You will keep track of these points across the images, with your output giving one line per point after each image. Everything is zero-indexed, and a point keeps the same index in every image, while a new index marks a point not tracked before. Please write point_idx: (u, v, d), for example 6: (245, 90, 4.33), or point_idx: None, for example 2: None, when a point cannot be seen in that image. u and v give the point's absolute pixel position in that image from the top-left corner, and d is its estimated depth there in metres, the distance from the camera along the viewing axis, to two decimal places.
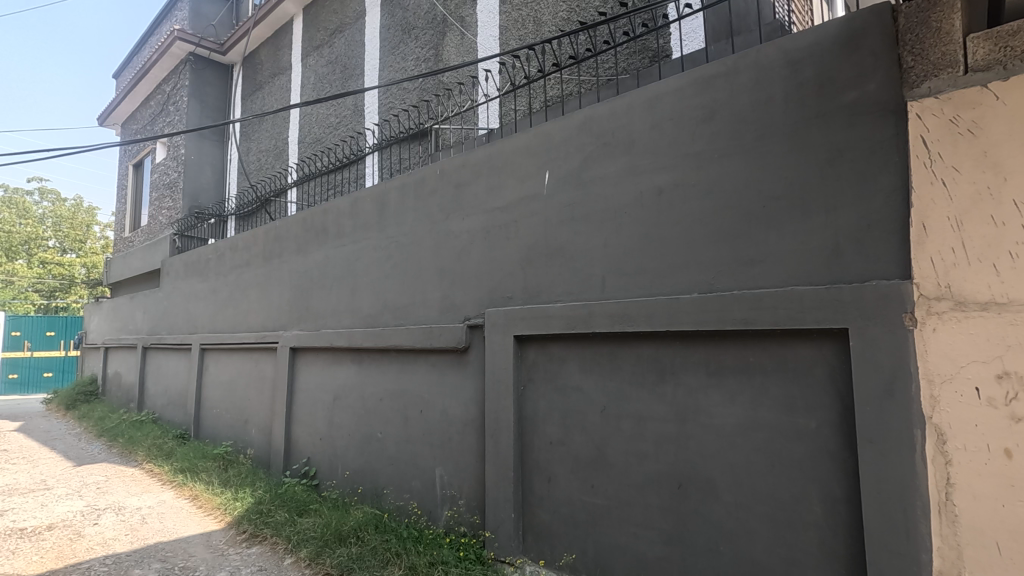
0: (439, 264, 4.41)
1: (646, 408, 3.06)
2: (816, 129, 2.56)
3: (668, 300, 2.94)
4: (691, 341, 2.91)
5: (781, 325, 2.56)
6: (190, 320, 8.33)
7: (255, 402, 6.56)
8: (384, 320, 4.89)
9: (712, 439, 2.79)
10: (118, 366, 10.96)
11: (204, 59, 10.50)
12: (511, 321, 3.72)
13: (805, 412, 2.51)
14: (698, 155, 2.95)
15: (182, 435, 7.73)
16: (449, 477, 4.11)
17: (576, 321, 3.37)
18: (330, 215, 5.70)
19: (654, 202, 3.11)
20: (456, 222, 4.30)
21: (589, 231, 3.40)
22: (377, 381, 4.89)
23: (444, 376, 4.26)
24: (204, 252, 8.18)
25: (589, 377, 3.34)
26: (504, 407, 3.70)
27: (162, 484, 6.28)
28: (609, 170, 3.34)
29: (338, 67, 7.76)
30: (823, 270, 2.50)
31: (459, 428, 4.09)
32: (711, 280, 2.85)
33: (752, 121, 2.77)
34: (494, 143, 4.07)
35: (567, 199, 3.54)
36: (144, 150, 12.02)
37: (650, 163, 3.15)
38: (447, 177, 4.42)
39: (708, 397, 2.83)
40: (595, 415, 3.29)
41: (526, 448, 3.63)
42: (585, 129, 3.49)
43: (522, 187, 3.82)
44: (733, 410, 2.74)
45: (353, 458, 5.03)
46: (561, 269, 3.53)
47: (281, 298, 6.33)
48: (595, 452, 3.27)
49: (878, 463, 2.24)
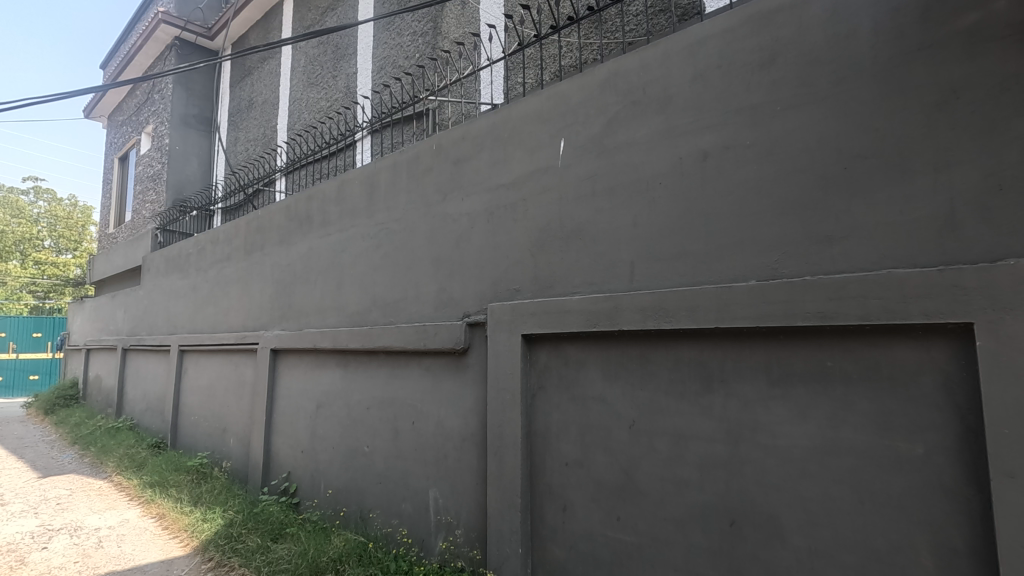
0: (434, 253, 3.83)
1: (687, 424, 2.46)
2: (919, 65, 1.98)
3: (717, 290, 2.36)
4: (748, 341, 2.32)
5: (872, 319, 1.97)
6: (170, 320, 7.75)
7: (234, 410, 5.97)
8: (373, 318, 4.30)
9: (776, 465, 2.20)
10: (99, 368, 10.37)
11: (191, 45, 9.97)
12: (519, 316, 3.13)
13: (906, 433, 1.92)
14: (755, 109, 2.37)
15: (157, 444, 7.13)
16: (445, 501, 3.52)
17: (597, 317, 2.78)
18: (316, 201, 5.12)
19: (696, 169, 2.52)
20: (454, 204, 3.72)
21: (614, 209, 2.82)
22: (365, 388, 4.30)
23: (440, 383, 3.67)
24: (185, 246, 7.61)
25: (614, 386, 2.75)
26: (510, 420, 3.11)
27: (130, 500, 5.67)
28: (639, 134, 2.75)
29: (329, 48, 7.20)
30: (931, 247, 1.90)
31: (457, 443, 3.49)
32: (774, 264, 2.26)
33: (829, 61, 2.18)
34: (498, 110, 3.49)
35: (587, 171, 2.95)
36: (129, 142, 11.44)
37: (691, 122, 2.56)
38: (444, 152, 3.84)
39: (770, 412, 2.24)
40: (621, 432, 2.70)
41: (537, 469, 3.03)
42: (609, 87, 2.91)
43: (532, 159, 3.24)
44: (804, 429, 2.14)
45: (337, 474, 4.43)
46: (580, 254, 2.94)
47: (262, 295, 5.74)
48: (620, 477, 2.68)
49: (1022, 505, 1.64)
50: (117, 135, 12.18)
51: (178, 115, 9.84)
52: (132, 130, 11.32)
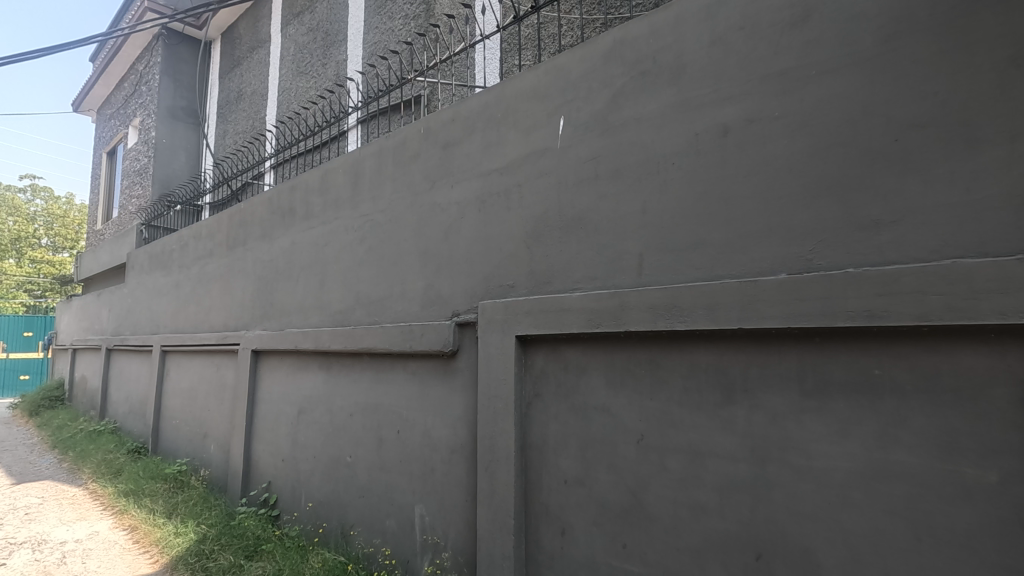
0: (421, 246, 3.50)
1: (705, 441, 2.14)
2: (990, 14, 1.64)
3: (740, 285, 2.03)
4: (777, 344, 1.98)
5: (932, 319, 1.64)
6: (153, 319, 7.43)
7: (215, 414, 5.65)
8: (357, 317, 3.97)
9: (811, 491, 1.88)
10: (84, 369, 10.04)
11: (179, 34, 9.68)
12: (513, 315, 2.81)
13: (975, 458, 1.59)
14: (784, 76, 2.04)
15: (138, 449, 6.80)
16: (431, 519, 3.19)
17: (601, 317, 2.44)
18: (298, 191, 4.80)
19: (715, 146, 2.20)
20: (443, 192, 3.39)
21: (620, 194, 2.49)
22: (347, 393, 3.98)
23: (427, 389, 3.34)
24: (168, 242, 7.29)
25: (619, 395, 2.42)
26: (502, 431, 2.78)
27: (103, 509, 5.35)
28: (648, 109, 2.42)
29: (319, 35, 6.88)
30: (1007, 234, 1.57)
31: (445, 455, 3.16)
32: (809, 255, 1.93)
33: (875, 14, 1.85)
34: (490, 88, 3.16)
35: (589, 151, 2.62)
36: (116, 137, 11.13)
37: (709, 93, 2.23)
38: (432, 136, 3.51)
39: (804, 427, 1.91)
40: (628, 448, 2.37)
41: (532, 486, 2.70)
42: (614, 57, 2.58)
43: (527, 141, 2.91)
44: (845, 449, 1.81)
45: (318, 486, 4.10)
46: (581, 245, 2.61)
47: (244, 293, 5.42)
48: (627, 499, 2.35)
49: None
50: (105, 129, 11.85)
51: (165, 107, 9.53)
52: (120, 124, 11.01)
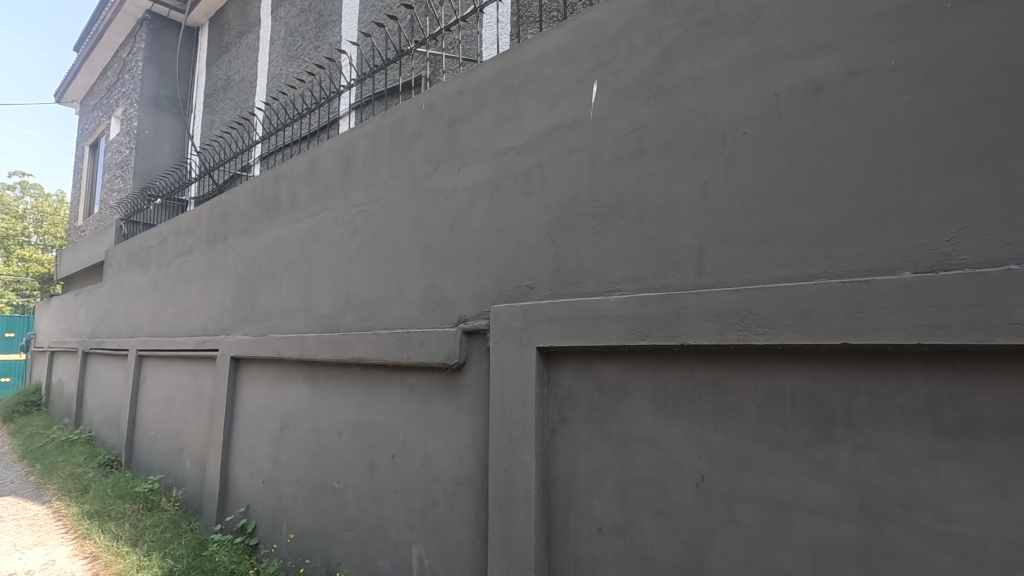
0: (421, 240, 3.00)
1: (791, 488, 1.65)
2: None
3: (845, 287, 1.54)
4: (896, 365, 1.50)
5: None
6: (130, 321, 6.90)
7: (192, 426, 5.12)
8: (347, 322, 3.47)
9: (952, 566, 1.38)
10: (61, 374, 9.48)
11: (164, 19, 9.19)
12: (534, 322, 2.31)
13: None
14: (903, 12, 1.55)
15: (110, 462, 6.26)
16: (432, 563, 2.69)
17: (648, 325, 1.95)
18: (284, 180, 4.30)
19: (805, 109, 1.71)
20: (448, 176, 2.89)
21: (672, 174, 1.99)
22: (336, 409, 3.47)
23: (428, 408, 2.84)
24: (147, 238, 6.77)
25: (670, 424, 1.93)
26: (520, 464, 2.28)
27: (64, 533, 4.82)
28: (709, 66, 1.94)
29: (311, 16, 6.38)
30: None
31: (449, 487, 2.66)
32: (945, 248, 1.44)
33: None
34: (504, 54, 2.68)
35: (631, 122, 2.13)
36: (99, 129, 10.59)
37: (795, 42, 1.75)
38: (436, 112, 3.02)
39: (939, 479, 1.41)
40: (683, 491, 1.87)
41: (557, 532, 2.20)
42: (663, 5, 2.10)
43: (551, 113, 2.42)
44: (1006, 514, 1.32)
45: (301, 514, 3.59)
46: (620, 237, 2.12)
47: (223, 293, 4.92)
48: (682, 557, 1.85)
49: None
50: (88, 121, 11.31)
51: (149, 96, 9.03)
52: (103, 115, 10.47)
